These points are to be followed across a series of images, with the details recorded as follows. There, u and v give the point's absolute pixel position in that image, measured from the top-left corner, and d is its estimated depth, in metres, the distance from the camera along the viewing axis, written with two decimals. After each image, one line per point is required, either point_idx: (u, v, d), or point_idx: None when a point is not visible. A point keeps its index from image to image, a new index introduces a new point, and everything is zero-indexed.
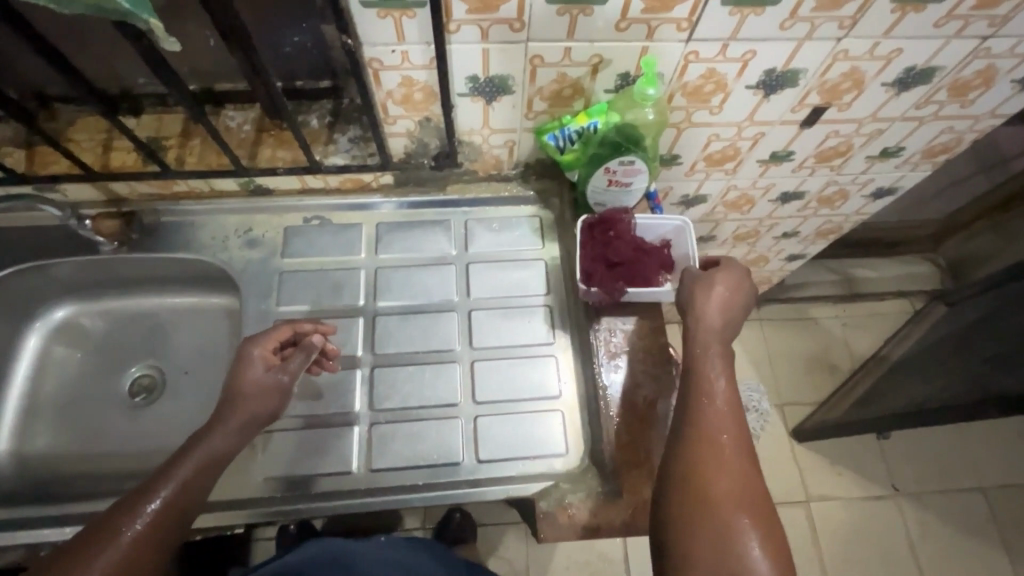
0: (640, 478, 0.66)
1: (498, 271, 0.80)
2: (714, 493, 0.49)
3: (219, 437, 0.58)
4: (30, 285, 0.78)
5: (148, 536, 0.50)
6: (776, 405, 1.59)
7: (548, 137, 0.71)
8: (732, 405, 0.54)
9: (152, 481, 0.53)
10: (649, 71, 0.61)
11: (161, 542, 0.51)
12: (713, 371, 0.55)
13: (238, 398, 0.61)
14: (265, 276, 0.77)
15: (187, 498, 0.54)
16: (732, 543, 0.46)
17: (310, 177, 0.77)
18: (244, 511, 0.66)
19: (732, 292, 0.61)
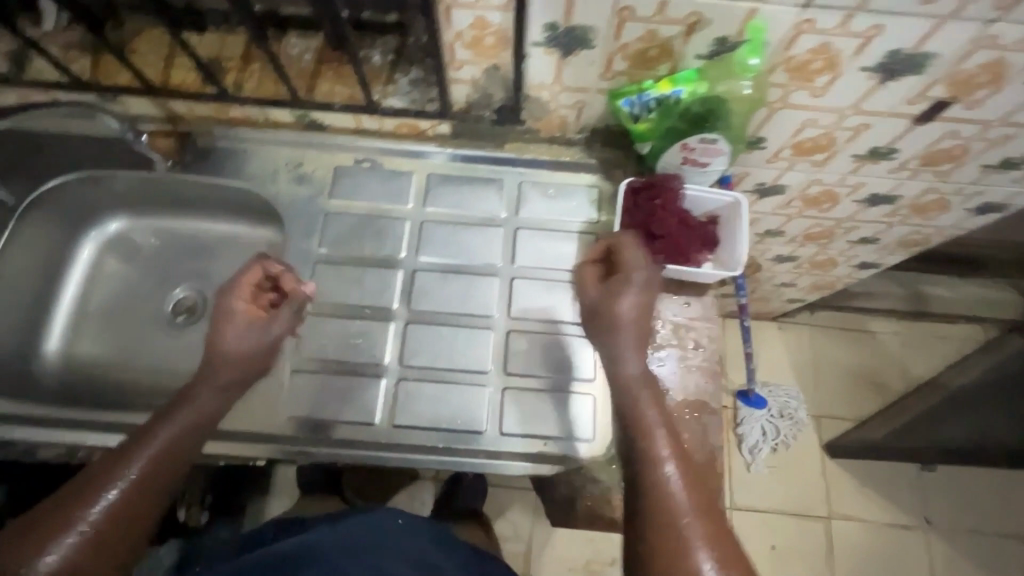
0: None
1: (548, 240, 0.75)
2: (679, 544, 0.47)
3: (199, 405, 0.59)
4: (89, 194, 0.80)
5: (126, 500, 0.51)
6: (812, 415, 1.52)
7: (622, 102, 0.64)
8: (675, 443, 0.53)
9: (131, 448, 0.54)
10: (753, 38, 0.55)
11: (145, 506, 0.53)
12: (651, 412, 0.54)
13: (219, 359, 0.62)
14: (309, 214, 0.75)
15: (167, 465, 0.55)
16: None
17: (366, 118, 0.74)
18: (270, 445, 0.67)
19: (637, 312, 0.59)
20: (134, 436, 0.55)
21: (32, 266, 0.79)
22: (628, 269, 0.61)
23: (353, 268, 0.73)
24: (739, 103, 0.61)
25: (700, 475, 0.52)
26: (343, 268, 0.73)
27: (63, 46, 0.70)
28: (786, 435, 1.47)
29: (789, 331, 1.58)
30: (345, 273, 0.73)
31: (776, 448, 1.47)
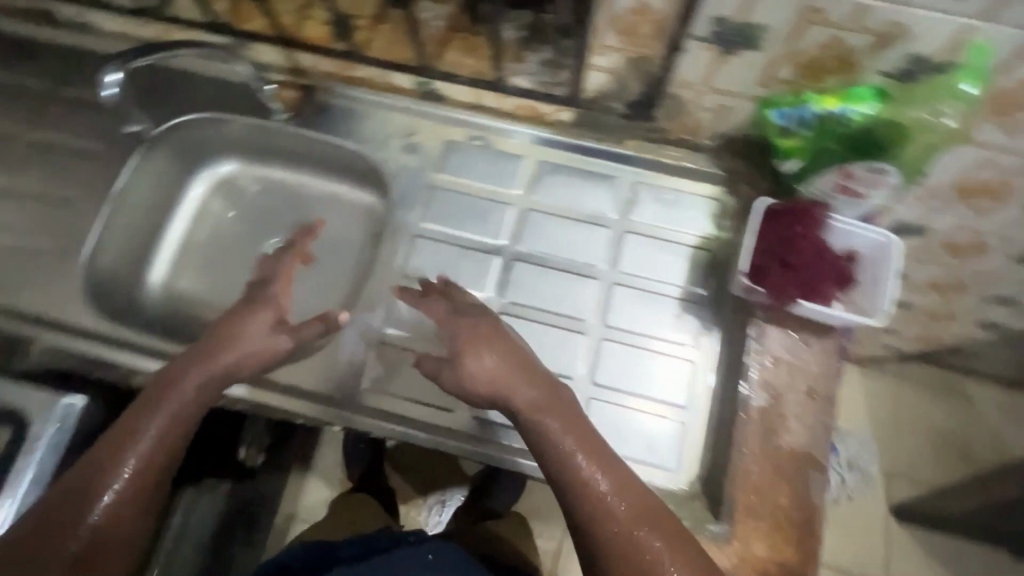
0: (755, 530, 0.56)
1: (656, 249, 0.70)
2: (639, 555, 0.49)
3: (187, 392, 0.56)
4: (210, 134, 0.80)
5: (120, 502, 0.51)
6: (883, 472, 1.41)
7: (775, 113, 0.58)
8: (590, 444, 0.53)
9: (123, 438, 0.53)
10: (973, 62, 0.48)
11: (147, 499, 0.52)
12: (559, 431, 0.53)
13: (213, 359, 0.58)
14: (415, 185, 0.73)
15: (158, 464, 0.53)
16: None
17: (489, 95, 0.72)
18: (341, 412, 0.66)
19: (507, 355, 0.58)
20: (116, 435, 0.53)
21: (146, 200, 0.79)
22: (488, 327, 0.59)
23: (452, 248, 0.71)
24: (917, 131, 0.54)
25: (621, 463, 0.53)
26: (442, 246, 0.71)
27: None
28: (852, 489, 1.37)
29: (873, 379, 1.47)
30: (444, 252, 0.71)
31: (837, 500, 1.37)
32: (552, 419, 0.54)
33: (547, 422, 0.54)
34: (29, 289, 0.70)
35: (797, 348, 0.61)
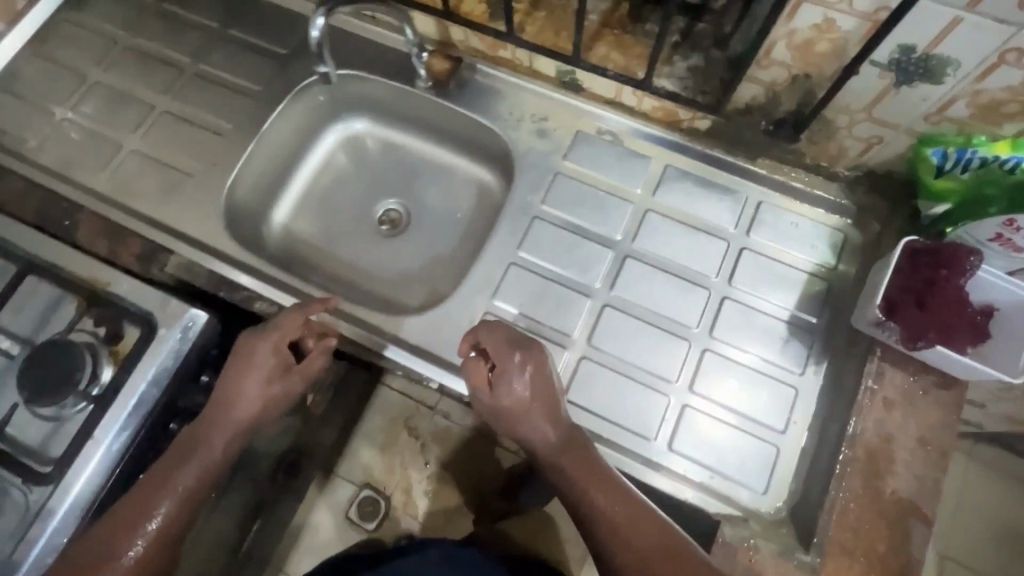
0: (846, 568, 0.54)
1: (773, 271, 0.69)
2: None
3: (216, 445, 0.58)
4: (351, 91, 0.85)
5: (149, 555, 0.53)
6: (936, 552, 1.34)
7: (934, 152, 0.57)
8: (605, 481, 0.53)
9: (127, 510, 0.53)
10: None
11: (165, 557, 0.54)
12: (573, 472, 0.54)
13: (237, 403, 0.60)
14: (541, 169, 0.75)
15: (186, 514, 0.55)
16: None
17: (629, 92, 0.73)
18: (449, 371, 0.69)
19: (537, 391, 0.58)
20: (147, 484, 0.54)
21: (283, 143, 0.84)
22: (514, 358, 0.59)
23: (568, 234, 0.72)
24: None
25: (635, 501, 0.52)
26: (558, 231, 0.72)
27: None
28: None
29: None
30: (559, 237, 0.72)
31: None
32: (573, 470, 0.54)
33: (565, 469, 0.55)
34: (178, 206, 0.77)
35: (915, 394, 0.59)
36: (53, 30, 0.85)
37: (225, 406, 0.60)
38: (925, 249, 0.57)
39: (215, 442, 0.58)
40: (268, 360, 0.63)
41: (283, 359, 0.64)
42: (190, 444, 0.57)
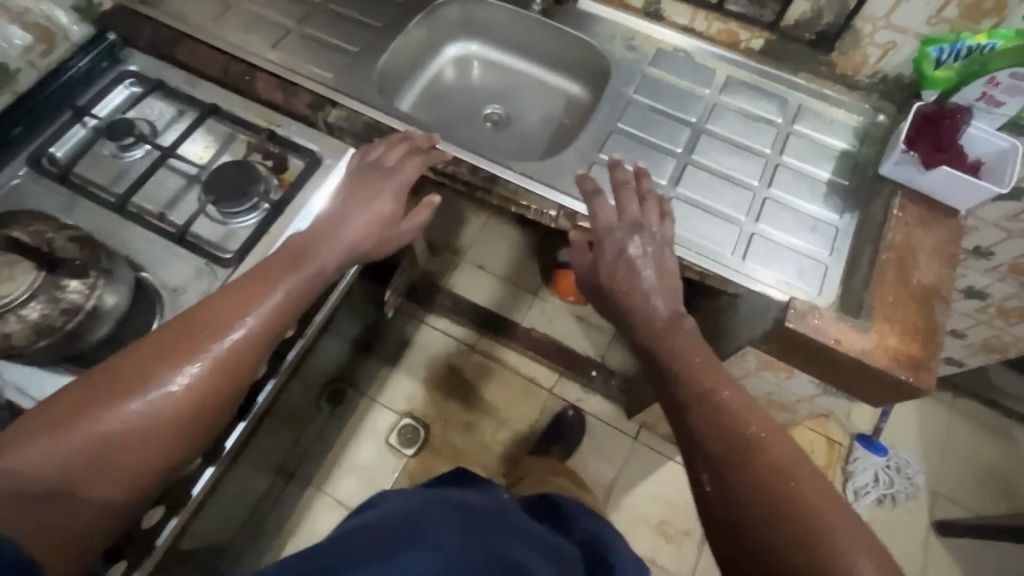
0: (890, 328, 0.70)
1: (812, 149, 0.90)
2: (772, 471, 0.53)
3: (322, 258, 0.70)
4: (471, 14, 1.06)
5: (256, 332, 0.62)
6: (929, 489, 1.48)
7: (933, 49, 0.79)
8: (714, 374, 0.62)
9: (245, 289, 0.65)
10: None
11: (263, 340, 0.63)
12: (673, 348, 0.65)
13: (353, 223, 0.74)
14: (631, 71, 0.96)
15: (289, 304, 0.65)
16: (807, 514, 0.49)
17: (702, 17, 0.95)
18: (561, 195, 0.84)
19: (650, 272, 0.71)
20: (265, 274, 0.66)
21: (413, 47, 1.03)
22: (630, 241, 0.73)
23: (655, 116, 0.92)
24: None
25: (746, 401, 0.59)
26: (647, 113, 0.92)
27: None
28: (898, 491, 1.45)
29: (928, 404, 1.58)
30: (648, 117, 0.92)
31: (883, 499, 1.45)
32: (663, 324, 0.68)
33: (670, 348, 0.65)
34: (336, 77, 0.93)
35: (928, 220, 0.78)
36: None
37: (334, 228, 0.73)
38: (926, 112, 0.78)
39: (322, 255, 0.70)
40: (384, 201, 0.77)
41: (398, 204, 0.78)
42: (302, 255, 0.69)
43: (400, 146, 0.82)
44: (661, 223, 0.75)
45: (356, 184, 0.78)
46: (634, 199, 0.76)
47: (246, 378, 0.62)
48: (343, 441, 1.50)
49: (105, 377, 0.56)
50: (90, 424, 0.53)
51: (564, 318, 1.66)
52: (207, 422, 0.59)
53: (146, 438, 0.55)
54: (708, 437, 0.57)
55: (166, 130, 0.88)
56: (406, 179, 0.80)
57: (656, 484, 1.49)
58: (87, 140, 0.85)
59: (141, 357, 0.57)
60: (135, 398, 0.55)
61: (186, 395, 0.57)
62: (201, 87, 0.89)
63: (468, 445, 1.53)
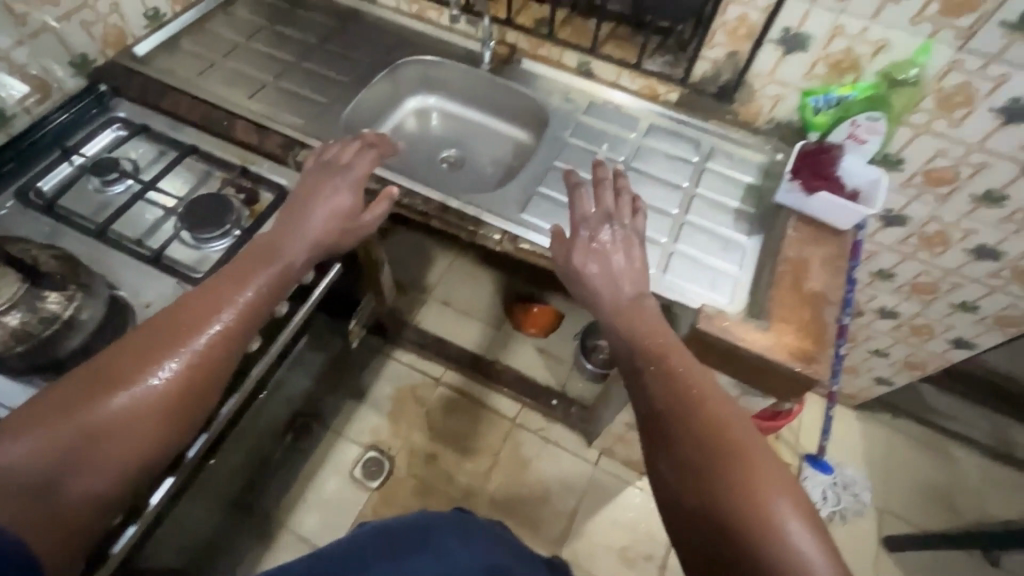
0: (785, 328, 0.81)
1: (723, 182, 1.04)
2: (718, 427, 0.61)
3: (290, 254, 0.77)
4: (429, 72, 1.20)
5: (234, 324, 0.69)
6: (876, 506, 1.55)
7: (811, 99, 0.94)
8: (670, 350, 0.72)
9: (215, 288, 0.71)
10: (920, 55, 0.84)
11: (243, 330, 0.69)
12: (632, 333, 0.75)
13: (315, 215, 0.82)
14: (567, 118, 1.11)
15: (264, 299, 0.73)
16: (746, 462, 0.57)
17: (626, 74, 1.11)
18: (505, 221, 0.95)
19: (627, 262, 0.84)
20: (236, 272, 0.73)
21: (377, 99, 1.17)
22: (602, 229, 0.86)
23: (588, 155, 1.06)
24: (901, 99, 0.88)
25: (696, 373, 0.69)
26: (580, 153, 1.06)
27: None
28: (847, 508, 1.51)
29: (868, 423, 1.68)
30: (581, 156, 1.06)
31: (832, 516, 1.51)
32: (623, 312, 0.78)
33: (629, 329, 0.76)
34: (306, 124, 1.06)
35: (818, 237, 0.91)
36: (209, 18, 1.22)
37: (299, 225, 0.81)
38: (806, 148, 0.92)
39: (290, 251, 0.78)
40: (342, 194, 0.86)
41: (357, 199, 0.88)
42: (272, 252, 0.77)
43: (355, 146, 0.93)
44: (633, 216, 0.89)
45: (315, 183, 0.87)
46: (609, 194, 0.90)
47: (228, 364, 0.68)
48: (308, 474, 1.51)
49: (88, 377, 0.60)
50: (80, 420, 0.57)
51: (527, 350, 1.74)
52: (195, 408, 0.64)
53: (135, 429, 0.59)
54: (661, 403, 0.66)
55: (147, 167, 0.97)
56: (360, 175, 0.90)
57: (617, 509, 1.52)
58: (72, 176, 0.94)
59: (119, 358, 0.62)
60: (122, 394, 0.60)
61: (169, 388, 0.62)
62: (183, 131, 1.00)
63: (433, 476, 1.55)
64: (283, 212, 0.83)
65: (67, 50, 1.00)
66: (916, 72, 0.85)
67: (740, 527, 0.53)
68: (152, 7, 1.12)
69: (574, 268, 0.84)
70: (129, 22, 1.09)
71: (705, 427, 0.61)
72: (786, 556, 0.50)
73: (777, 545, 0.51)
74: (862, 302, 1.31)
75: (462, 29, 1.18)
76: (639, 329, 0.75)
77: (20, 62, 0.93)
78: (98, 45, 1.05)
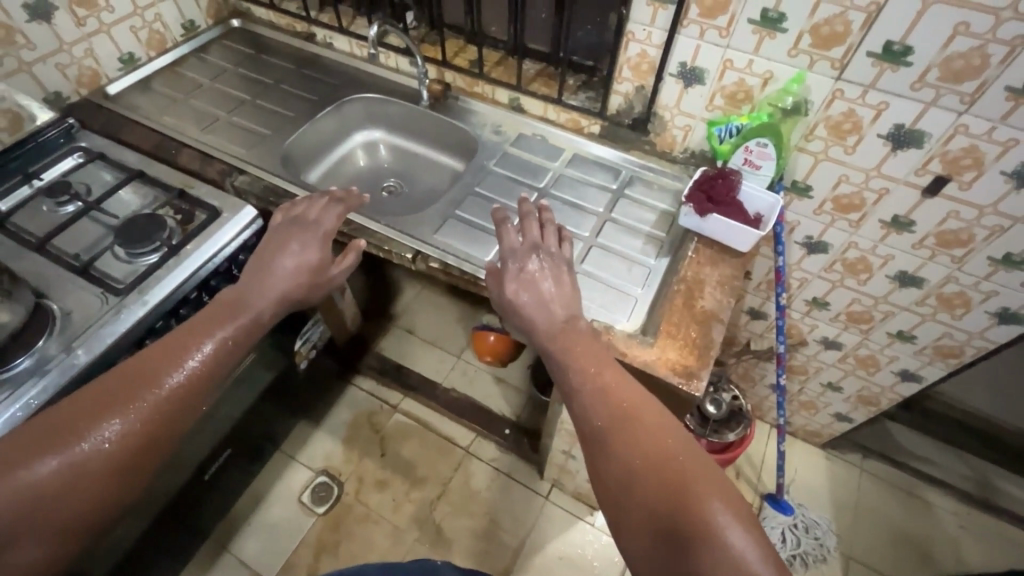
0: (669, 344, 0.84)
1: (639, 208, 1.06)
2: (673, 468, 0.57)
3: (258, 309, 0.79)
4: (375, 109, 1.31)
5: (192, 382, 0.69)
6: (842, 553, 1.46)
7: (715, 129, 0.96)
8: (620, 378, 0.69)
9: (177, 344, 0.71)
10: (794, 84, 0.88)
11: (204, 383, 0.71)
12: (575, 366, 0.71)
13: (282, 265, 0.83)
14: (494, 149, 1.17)
15: (227, 354, 0.74)
16: (702, 507, 0.53)
17: (551, 109, 1.17)
18: (418, 243, 1.00)
19: (559, 292, 0.81)
20: (199, 326, 0.74)
21: (323, 133, 1.27)
22: (529, 260, 0.84)
23: (509, 183, 1.11)
24: (788, 125, 0.91)
25: (643, 403, 0.65)
26: (502, 181, 1.12)
27: (420, 38, 1.25)
28: (808, 554, 1.43)
29: (835, 464, 1.61)
30: (502, 184, 1.11)
31: (792, 560, 1.42)
32: (553, 346, 0.75)
33: (569, 361, 0.72)
34: (252, 154, 1.15)
35: (717, 260, 0.94)
36: (182, 62, 1.35)
37: (267, 276, 0.82)
38: (703, 173, 0.96)
39: (257, 305, 0.79)
40: (314, 250, 0.86)
41: (327, 252, 0.88)
42: (238, 305, 0.78)
43: (320, 202, 0.93)
44: (558, 244, 0.88)
45: (284, 237, 0.87)
46: (536, 225, 0.88)
47: (181, 423, 0.68)
48: (256, 497, 1.52)
49: (29, 435, 0.60)
50: (13, 481, 0.56)
51: (485, 379, 1.76)
52: (141, 468, 0.65)
53: (77, 489, 0.60)
54: (610, 444, 0.62)
55: (98, 191, 1.06)
56: (328, 229, 0.90)
57: (565, 545, 1.48)
58: (28, 196, 1.03)
59: (71, 415, 0.62)
60: (61, 454, 0.59)
61: (117, 448, 0.62)
62: (136, 159, 1.10)
63: (380, 503, 1.54)
64: (254, 263, 0.84)
65: (40, 88, 1.11)
66: (793, 100, 0.89)
67: (680, 527, 0.53)
68: (127, 52, 1.25)
69: (506, 298, 0.81)
70: (104, 65, 1.21)
71: (657, 474, 0.57)
72: (721, 559, 0.50)
73: (710, 547, 0.51)
74: (805, 332, 1.30)
75: (405, 71, 1.28)
76: (573, 359, 0.72)
77: None
78: (73, 84, 1.17)
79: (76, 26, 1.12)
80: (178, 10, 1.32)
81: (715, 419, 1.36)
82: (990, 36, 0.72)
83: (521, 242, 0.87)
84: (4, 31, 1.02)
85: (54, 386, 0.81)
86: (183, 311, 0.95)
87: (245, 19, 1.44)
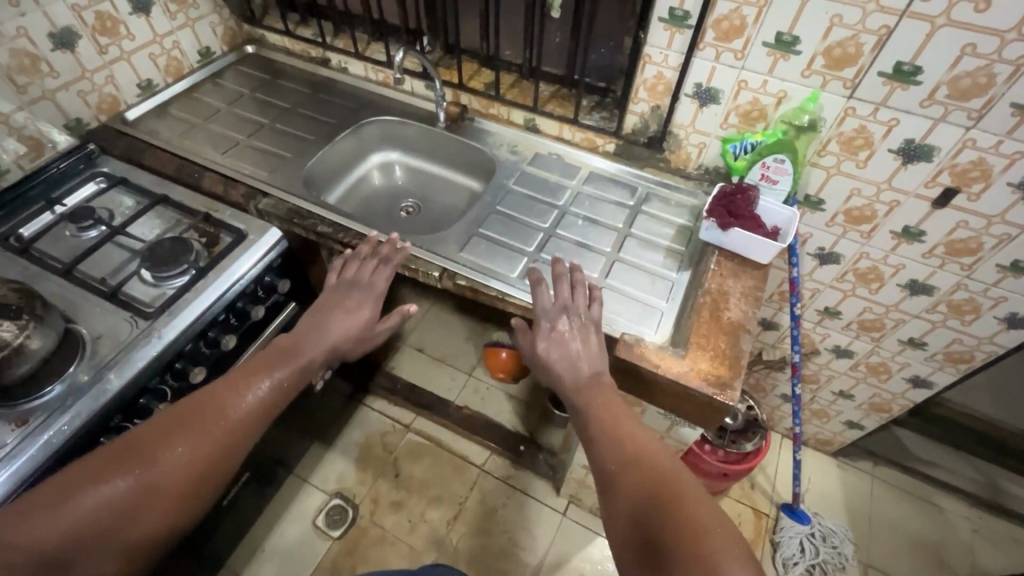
0: (699, 357, 0.85)
1: (658, 223, 1.09)
2: (678, 502, 0.58)
3: (310, 351, 0.80)
4: (391, 131, 1.33)
5: (249, 418, 0.72)
6: (859, 561, 1.46)
7: (730, 146, 1.00)
8: (638, 426, 0.71)
9: (240, 379, 0.74)
10: (810, 103, 0.92)
11: (257, 419, 0.73)
12: (592, 411, 0.73)
13: (332, 311, 0.85)
14: (511, 168, 1.20)
15: (278, 392, 0.76)
16: (702, 542, 0.53)
17: (566, 128, 1.19)
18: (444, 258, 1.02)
19: (589, 350, 0.81)
20: (258, 365, 0.77)
21: (342, 156, 1.29)
22: (557, 320, 0.83)
23: (529, 201, 1.13)
24: (802, 140, 0.95)
25: (656, 446, 0.67)
26: (521, 199, 1.14)
27: (436, 61, 1.28)
28: (826, 561, 1.42)
29: (847, 471, 1.63)
30: (522, 202, 1.13)
31: (812, 570, 1.41)
32: (580, 393, 0.76)
33: (586, 408, 0.74)
34: (275, 176, 1.17)
35: (740, 272, 0.97)
36: (198, 88, 1.36)
37: (322, 322, 0.84)
38: (722, 188, 0.99)
39: (310, 349, 0.80)
40: (364, 309, 0.87)
41: (375, 309, 0.89)
42: (293, 348, 0.80)
43: (371, 260, 0.92)
44: (589, 305, 0.86)
45: (335, 295, 0.88)
46: (568, 286, 0.87)
47: (235, 458, 0.71)
48: (270, 523, 1.49)
49: (106, 458, 0.64)
50: (88, 500, 0.61)
51: (497, 396, 1.76)
52: (196, 496, 0.67)
53: (140, 514, 0.63)
54: (621, 479, 0.64)
55: (121, 216, 1.06)
56: (378, 290, 0.89)
57: (585, 562, 1.46)
58: (50, 222, 1.02)
59: (144, 437, 0.66)
60: (130, 477, 0.63)
61: (179, 474, 0.66)
62: (159, 184, 1.10)
63: (397, 525, 1.51)
64: (308, 317, 0.85)
65: (62, 114, 1.12)
66: (809, 119, 0.93)
67: (677, 556, 0.53)
68: (146, 79, 1.26)
69: (534, 355, 0.82)
70: (123, 92, 1.22)
71: (660, 509, 0.58)
72: None
73: None
74: (817, 341, 1.33)
75: (421, 93, 1.31)
76: (592, 411, 0.73)
77: (18, 125, 1.05)
78: (92, 110, 1.18)
79: (98, 54, 1.14)
80: (195, 37, 1.34)
81: (731, 430, 1.38)
82: (995, 56, 0.77)
83: (553, 303, 0.86)
84: (30, 60, 1.03)
85: (87, 413, 0.80)
86: (212, 334, 0.95)
87: (259, 45, 1.46)
